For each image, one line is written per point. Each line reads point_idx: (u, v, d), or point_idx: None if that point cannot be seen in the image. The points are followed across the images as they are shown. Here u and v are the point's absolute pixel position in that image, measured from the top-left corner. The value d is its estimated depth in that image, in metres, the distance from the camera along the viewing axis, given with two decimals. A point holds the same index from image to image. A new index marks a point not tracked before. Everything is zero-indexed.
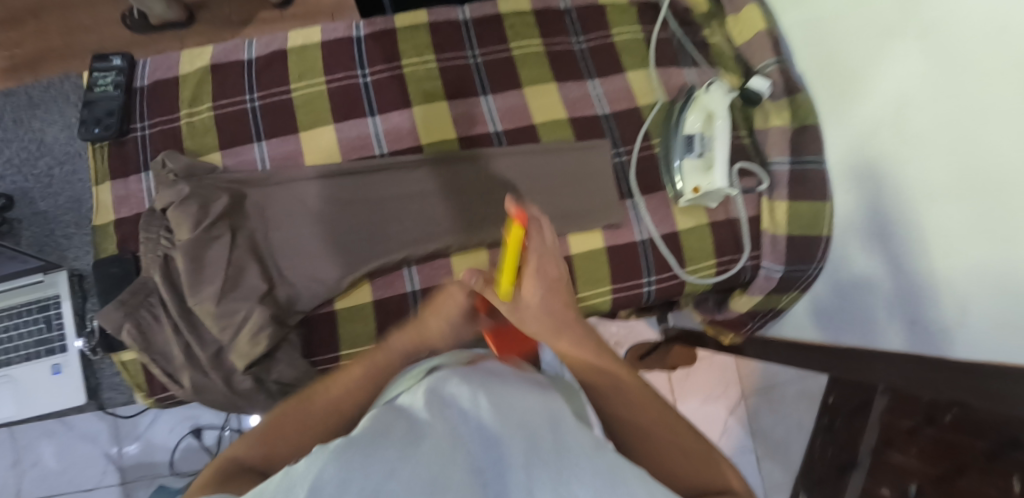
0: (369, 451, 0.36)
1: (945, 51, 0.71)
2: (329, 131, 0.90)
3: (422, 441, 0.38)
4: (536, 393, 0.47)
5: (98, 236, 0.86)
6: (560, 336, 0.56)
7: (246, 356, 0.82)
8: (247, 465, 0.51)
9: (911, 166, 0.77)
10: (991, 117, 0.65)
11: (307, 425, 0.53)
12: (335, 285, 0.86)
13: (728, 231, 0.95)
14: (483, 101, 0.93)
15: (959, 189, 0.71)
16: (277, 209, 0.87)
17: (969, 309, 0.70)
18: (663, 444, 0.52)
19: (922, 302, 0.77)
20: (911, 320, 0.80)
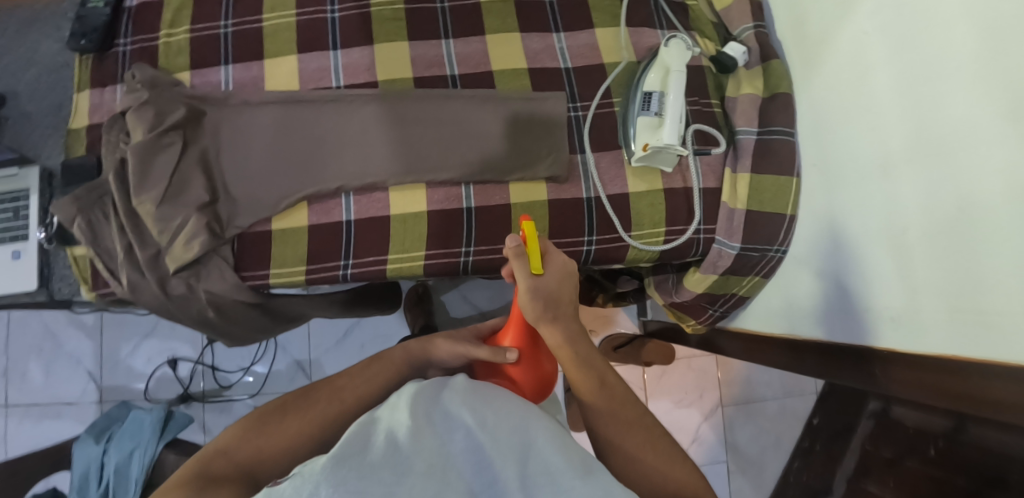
0: (364, 475, 0.43)
1: (902, 9, 0.68)
2: (292, 62, 0.94)
3: (415, 463, 0.45)
4: (515, 402, 0.53)
5: (70, 140, 0.92)
6: (554, 332, 0.62)
7: (178, 260, 0.85)
8: (237, 457, 0.58)
9: (874, 145, 0.74)
10: (947, 81, 0.63)
11: (298, 425, 0.60)
12: (272, 205, 0.88)
13: (681, 198, 0.90)
14: (443, 44, 0.94)
15: (920, 183, 0.67)
16: (230, 128, 0.91)
17: (925, 291, 0.68)
18: (637, 446, 0.58)
19: (885, 302, 0.74)
20: (869, 308, 0.77)
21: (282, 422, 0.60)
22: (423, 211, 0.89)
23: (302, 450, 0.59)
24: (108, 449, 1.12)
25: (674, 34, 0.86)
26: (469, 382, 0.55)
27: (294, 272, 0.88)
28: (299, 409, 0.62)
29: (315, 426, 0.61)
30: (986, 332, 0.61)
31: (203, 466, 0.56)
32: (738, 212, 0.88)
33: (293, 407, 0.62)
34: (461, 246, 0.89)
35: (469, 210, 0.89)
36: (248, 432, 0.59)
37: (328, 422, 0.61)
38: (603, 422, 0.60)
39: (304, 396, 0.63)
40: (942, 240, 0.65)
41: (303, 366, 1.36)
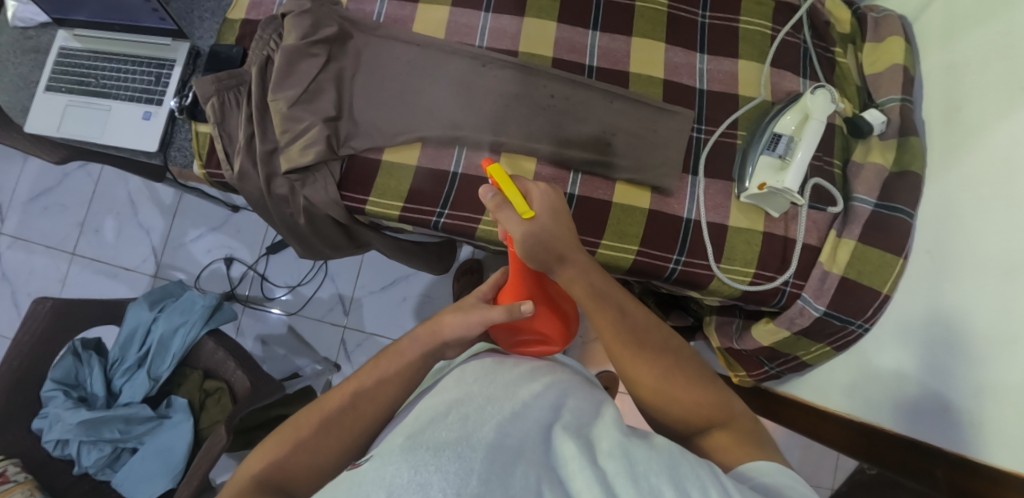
0: (435, 453, 0.47)
1: None
2: (443, 11, 0.97)
3: (479, 439, 0.49)
4: (572, 401, 0.59)
5: (224, 27, 0.97)
6: (565, 265, 0.65)
7: (292, 162, 0.88)
8: (272, 475, 0.60)
9: (1007, 248, 0.71)
10: None
11: (328, 436, 0.62)
12: (389, 138, 0.91)
13: (780, 245, 0.89)
14: (589, 34, 0.95)
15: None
16: (371, 56, 0.94)
17: (1011, 410, 0.68)
18: (657, 372, 0.64)
19: (974, 409, 0.72)
20: (955, 409, 0.74)
21: (310, 438, 0.62)
22: None
23: (332, 463, 0.61)
24: (158, 319, 1.11)
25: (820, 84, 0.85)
26: (529, 373, 0.62)
27: (390, 206, 0.91)
28: (323, 424, 0.62)
29: (342, 439, 0.62)
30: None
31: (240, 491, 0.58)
32: (833, 275, 0.87)
33: (318, 425, 0.62)
34: None
35: (571, 196, 0.90)
36: (275, 454, 0.61)
37: (356, 435, 0.62)
38: (624, 350, 0.65)
39: (327, 411, 0.63)
40: None
41: (342, 301, 1.38)
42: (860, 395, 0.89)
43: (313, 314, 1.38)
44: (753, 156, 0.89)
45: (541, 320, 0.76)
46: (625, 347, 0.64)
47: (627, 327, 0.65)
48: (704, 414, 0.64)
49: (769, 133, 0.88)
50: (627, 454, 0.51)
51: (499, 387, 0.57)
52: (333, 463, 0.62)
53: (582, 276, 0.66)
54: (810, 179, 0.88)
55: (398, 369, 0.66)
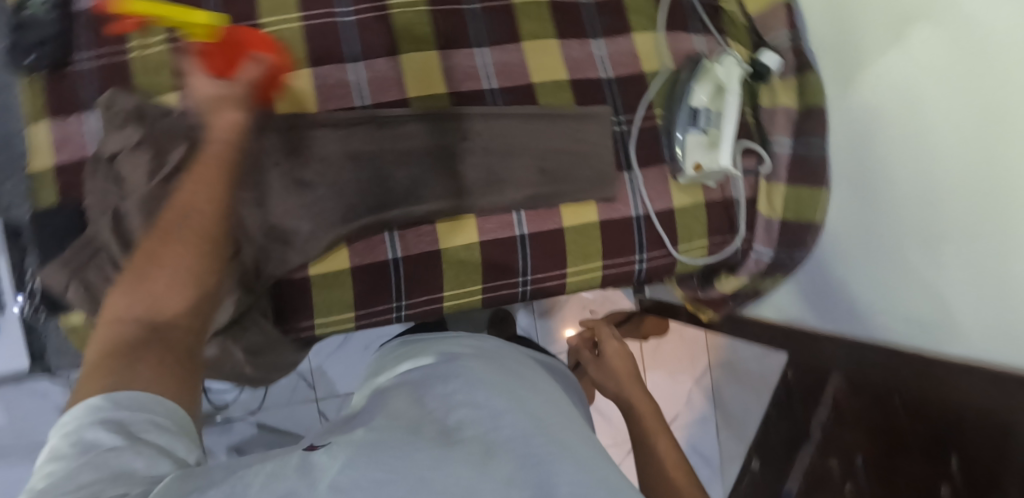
0: (398, 454, 0.46)
1: (976, 43, 0.67)
2: (306, 76, 0.81)
3: (450, 450, 0.48)
4: (524, 406, 0.59)
5: (36, 184, 0.75)
6: None
7: (209, 323, 0.75)
8: (127, 339, 0.53)
9: (924, 173, 0.77)
10: (1010, 122, 0.65)
11: (163, 278, 0.56)
12: (311, 249, 0.79)
13: (725, 210, 0.92)
14: (477, 53, 0.86)
15: (972, 218, 0.72)
16: (242, 160, 0.78)
17: (958, 313, 0.76)
18: None
19: (929, 315, 0.81)
20: (910, 316, 0.83)
21: (161, 269, 0.56)
22: (474, 241, 0.84)
23: (194, 265, 0.57)
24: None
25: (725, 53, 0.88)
26: (482, 382, 0.65)
27: (341, 318, 0.82)
28: (155, 259, 0.57)
29: (185, 267, 0.57)
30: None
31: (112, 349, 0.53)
32: (775, 221, 0.92)
33: (153, 263, 0.57)
34: (518, 276, 0.86)
35: (523, 239, 0.85)
36: (124, 316, 0.54)
37: (192, 259, 0.57)
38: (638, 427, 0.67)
39: (150, 252, 0.57)
40: (984, 274, 0.72)
41: (304, 376, 1.24)
42: (833, 314, 0.98)
43: (280, 401, 1.23)
44: (678, 136, 0.87)
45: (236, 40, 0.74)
46: None
47: None
48: None
49: (686, 109, 0.87)
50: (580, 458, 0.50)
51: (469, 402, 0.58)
52: (196, 292, 0.57)
53: None
54: (740, 143, 0.89)
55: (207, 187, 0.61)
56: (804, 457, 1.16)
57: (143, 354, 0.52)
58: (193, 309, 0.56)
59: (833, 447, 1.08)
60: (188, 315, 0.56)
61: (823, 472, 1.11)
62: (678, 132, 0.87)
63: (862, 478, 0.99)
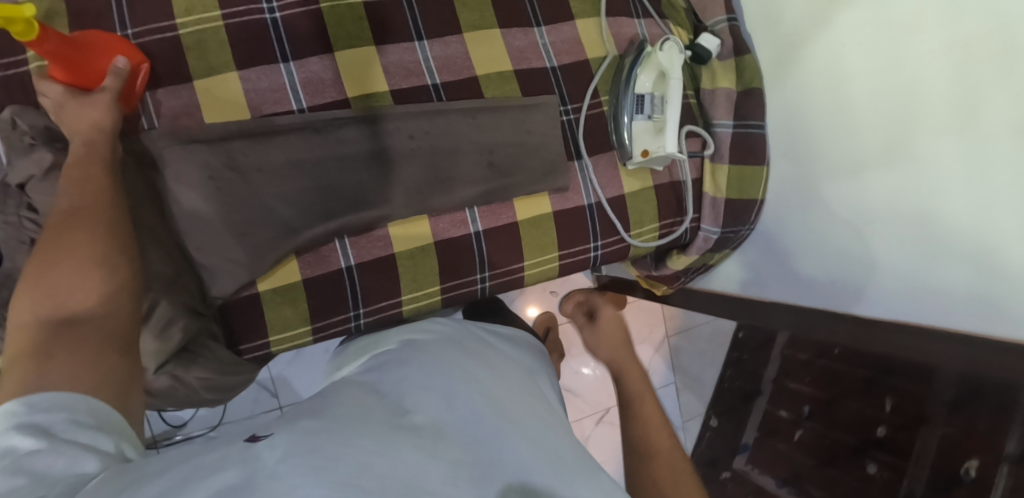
0: (349, 443, 0.47)
1: (893, 23, 0.72)
2: (233, 81, 0.76)
3: (401, 441, 0.50)
4: (477, 389, 0.62)
5: None
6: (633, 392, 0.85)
7: (156, 354, 0.71)
8: (34, 329, 0.51)
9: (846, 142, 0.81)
10: (924, 96, 0.71)
11: (77, 280, 0.55)
12: (257, 265, 0.76)
13: (674, 192, 0.93)
14: (417, 47, 0.82)
15: (888, 183, 0.77)
16: (172, 177, 0.73)
17: (872, 277, 0.82)
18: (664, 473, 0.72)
19: (847, 281, 0.87)
20: (834, 282, 0.89)
21: (64, 272, 0.55)
22: (429, 243, 0.82)
23: (104, 267, 0.56)
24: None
25: (665, 38, 0.86)
26: (441, 360, 0.66)
27: (298, 333, 0.79)
28: (59, 249, 0.56)
29: (100, 263, 0.57)
30: (949, 306, 0.73)
31: (23, 347, 0.50)
32: (721, 199, 0.93)
33: (81, 274, 0.55)
34: (477, 275, 0.85)
35: (478, 235, 0.84)
36: (36, 316, 0.52)
37: (106, 256, 0.57)
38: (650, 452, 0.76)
39: (62, 240, 0.57)
40: (897, 239, 0.78)
41: (266, 386, 1.19)
42: (774, 288, 1.02)
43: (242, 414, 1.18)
44: (624, 122, 0.88)
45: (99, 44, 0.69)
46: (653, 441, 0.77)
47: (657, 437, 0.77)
48: None
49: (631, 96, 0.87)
50: (542, 455, 0.56)
51: (413, 382, 0.61)
52: (112, 294, 0.56)
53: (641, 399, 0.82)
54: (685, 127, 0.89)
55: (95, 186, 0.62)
56: (758, 409, 1.32)
57: (69, 348, 0.50)
58: (102, 303, 0.55)
59: (781, 399, 1.25)
60: (104, 314, 0.54)
61: (775, 423, 1.26)
62: (624, 118, 0.87)
63: (811, 422, 1.16)
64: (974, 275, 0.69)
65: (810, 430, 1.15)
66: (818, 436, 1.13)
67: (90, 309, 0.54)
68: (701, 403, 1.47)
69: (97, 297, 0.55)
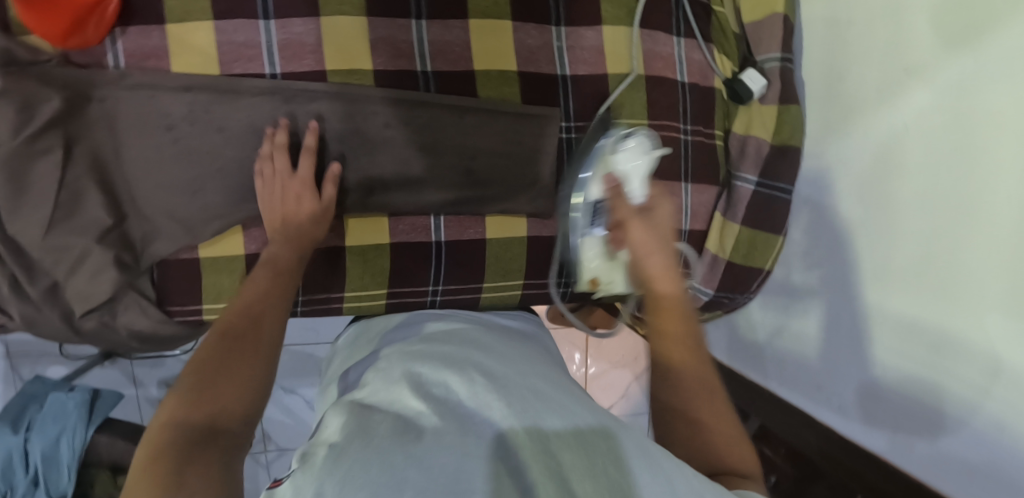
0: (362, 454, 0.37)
1: (969, 117, 0.59)
2: (208, 30, 0.71)
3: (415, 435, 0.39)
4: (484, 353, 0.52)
5: None
6: (657, 251, 0.64)
7: (84, 299, 0.69)
8: (183, 424, 0.48)
9: (882, 249, 0.69)
10: (985, 211, 0.58)
11: (233, 374, 0.53)
12: (200, 229, 0.72)
13: (672, 240, 0.82)
14: (414, 26, 0.74)
15: (920, 313, 0.66)
16: (128, 122, 0.70)
17: (880, 393, 0.72)
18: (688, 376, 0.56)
19: (844, 386, 0.77)
20: (833, 379, 0.78)
21: (233, 365, 0.54)
22: (385, 243, 0.76)
23: (241, 390, 0.53)
24: (31, 438, 0.93)
25: (632, 133, 0.75)
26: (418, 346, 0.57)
27: None
28: (236, 352, 0.55)
29: (256, 368, 0.55)
30: (953, 471, 0.64)
31: (152, 461, 0.44)
32: (721, 260, 0.82)
33: (222, 360, 0.54)
34: (428, 286, 0.78)
35: (438, 246, 0.78)
36: (199, 397, 0.50)
37: (257, 375, 0.55)
38: (672, 345, 0.58)
39: (235, 338, 0.56)
40: (917, 360, 0.67)
41: None
42: (774, 375, 0.91)
43: None
44: (574, 243, 0.78)
45: None
46: (674, 308, 0.61)
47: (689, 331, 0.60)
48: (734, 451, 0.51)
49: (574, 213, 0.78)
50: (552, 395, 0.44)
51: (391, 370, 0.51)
52: (251, 394, 0.53)
53: (658, 260, 0.64)
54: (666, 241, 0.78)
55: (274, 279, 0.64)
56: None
57: (192, 480, 0.43)
58: (246, 415, 0.52)
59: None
60: (246, 432, 0.51)
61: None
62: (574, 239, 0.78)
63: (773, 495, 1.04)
64: (995, 454, 0.59)
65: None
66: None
67: (236, 425, 0.50)
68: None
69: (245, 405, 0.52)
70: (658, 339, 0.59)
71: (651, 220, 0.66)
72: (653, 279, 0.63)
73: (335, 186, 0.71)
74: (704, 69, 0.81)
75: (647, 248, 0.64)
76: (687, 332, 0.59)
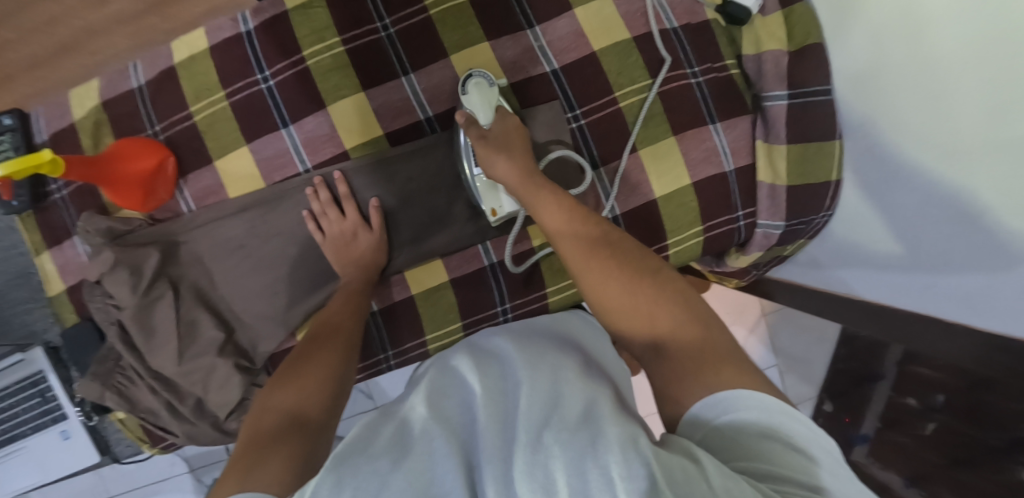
0: (357, 466, 0.44)
1: None
2: (245, 155, 0.81)
3: (409, 449, 0.45)
4: (526, 362, 0.57)
5: (57, 307, 0.84)
6: (524, 189, 0.70)
7: (224, 405, 0.81)
8: (282, 412, 0.62)
9: (940, 116, 0.61)
10: None
11: (310, 377, 0.66)
12: (290, 321, 0.83)
13: (720, 185, 0.78)
14: (405, 83, 0.80)
15: (995, 203, 0.57)
16: (210, 253, 0.82)
17: (983, 296, 0.62)
18: (621, 291, 0.61)
19: (945, 298, 0.67)
20: (938, 293, 0.68)
21: (310, 364, 0.67)
22: (445, 281, 0.82)
23: (320, 390, 0.65)
24: None
25: (471, 74, 0.74)
26: (478, 357, 0.60)
27: None
28: (315, 356, 0.68)
29: (331, 374, 0.67)
30: None
31: (249, 442, 0.59)
32: (780, 188, 0.77)
33: (300, 365, 0.67)
34: (497, 308, 0.82)
35: (494, 267, 0.82)
36: (284, 393, 0.64)
37: (333, 374, 0.67)
38: (583, 265, 0.63)
39: (313, 345, 0.70)
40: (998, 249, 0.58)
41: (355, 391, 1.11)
42: (873, 286, 0.80)
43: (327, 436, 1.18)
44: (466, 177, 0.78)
45: (136, 149, 0.79)
46: (575, 242, 0.65)
47: (596, 246, 0.63)
48: (674, 321, 0.58)
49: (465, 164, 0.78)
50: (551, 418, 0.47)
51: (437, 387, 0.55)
52: (326, 389, 0.65)
53: (535, 190, 0.69)
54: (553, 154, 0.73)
55: (348, 300, 0.76)
56: (879, 394, 1.04)
57: (265, 459, 0.56)
58: (328, 408, 0.64)
59: (910, 384, 0.97)
60: (327, 420, 0.63)
61: (899, 411, 1.00)
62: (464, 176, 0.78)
63: (947, 416, 0.90)
64: None
65: (945, 424, 0.90)
66: (953, 429, 0.89)
67: (320, 414, 0.63)
68: (813, 386, 1.15)
69: (326, 404, 0.64)
70: (552, 233, 0.67)
71: (486, 137, 0.72)
72: (515, 188, 0.70)
73: (381, 216, 0.80)
74: (691, 6, 0.78)
75: (492, 164, 0.71)
76: (579, 234, 0.65)
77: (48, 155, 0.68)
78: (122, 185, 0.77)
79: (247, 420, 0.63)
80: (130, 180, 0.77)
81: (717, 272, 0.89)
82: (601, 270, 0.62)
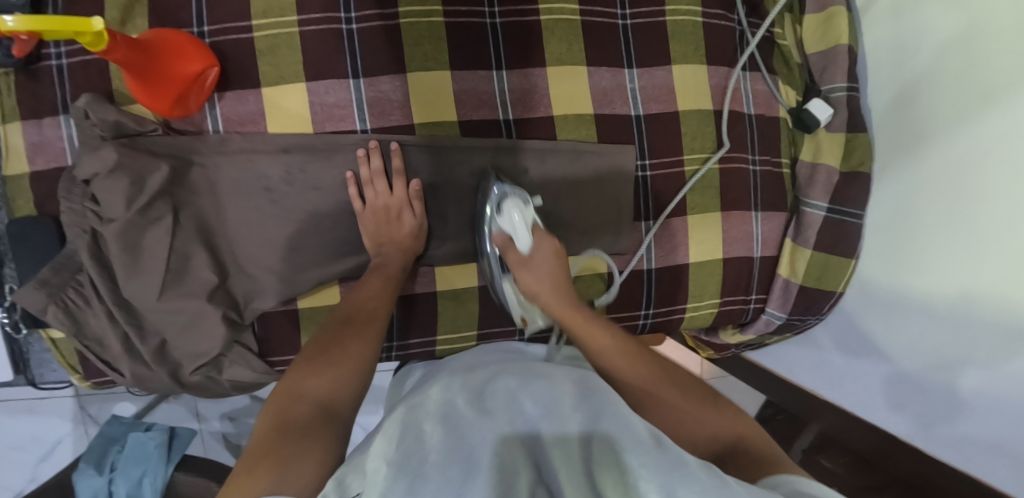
0: (418, 478, 0.39)
1: None
2: (300, 93, 0.73)
3: (475, 458, 0.41)
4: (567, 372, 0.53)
5: (11, 191, 0.71)
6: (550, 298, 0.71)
7: (194, 356, 0.72)
8: (310, 403, 0.57)
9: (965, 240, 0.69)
10: None
11: (336, 365, 0.61)
12: (296, 284, 0.75)
13: (745, 267, 0.85)
14: (495, 77, 0.77)
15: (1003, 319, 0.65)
16: (228, 187, 0.72)
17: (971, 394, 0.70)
18: (673, 410, 0.61)
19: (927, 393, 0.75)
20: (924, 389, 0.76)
21: (337, 351, 0.62)
22: (473, 286, 0.80)
23: (348, 383, 0.60)
24: (115, 479, 0.89)
25: (504, 193, 0.72)
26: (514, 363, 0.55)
27: None
28: (339, 344, 0.63)
29: (359, 362, 0.62)
30: None
31: (276, 432, 0.54)
32: (794, 284, 0.85)
33: (334, 351, 0.62)
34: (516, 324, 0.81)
35: None
36: (306, 382, 0.59)
37: (361, 363, 0.63)
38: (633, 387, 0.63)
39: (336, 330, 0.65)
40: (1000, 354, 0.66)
41: None
42: (847, 387, 0.89)
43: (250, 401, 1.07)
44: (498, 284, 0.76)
45: (180, 46, 0.68)
46: (615, 356, 0.65)
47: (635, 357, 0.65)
48: (727, 432, 0.60)
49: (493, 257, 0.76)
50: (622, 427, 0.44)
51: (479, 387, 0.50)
52: (354, 383, 0.61)
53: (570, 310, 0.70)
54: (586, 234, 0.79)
55: (382, 285, 0.71)
56: None
57: (301, 452, 0.51)
58: (354, 401, 0.60)
59: None
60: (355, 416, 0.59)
61: None
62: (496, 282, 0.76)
63: None
64: None
65: None
66: None
67: (348, 409, 0.59)
68: None
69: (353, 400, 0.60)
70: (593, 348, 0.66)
71: (526, 262, 0.72)
72: (551, 308, 0.71)
73: (421, 201, 0.76)
74: (769, 100, 0.85)
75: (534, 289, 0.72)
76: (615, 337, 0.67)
77: (98, 24, 0.58)
78: (155, 82, 0.66)
79: (266, 410, 0.58)
80: (164, 79, 0.67)
81: (702, 341, 0.96)
82: (649, 385, 0.63)
